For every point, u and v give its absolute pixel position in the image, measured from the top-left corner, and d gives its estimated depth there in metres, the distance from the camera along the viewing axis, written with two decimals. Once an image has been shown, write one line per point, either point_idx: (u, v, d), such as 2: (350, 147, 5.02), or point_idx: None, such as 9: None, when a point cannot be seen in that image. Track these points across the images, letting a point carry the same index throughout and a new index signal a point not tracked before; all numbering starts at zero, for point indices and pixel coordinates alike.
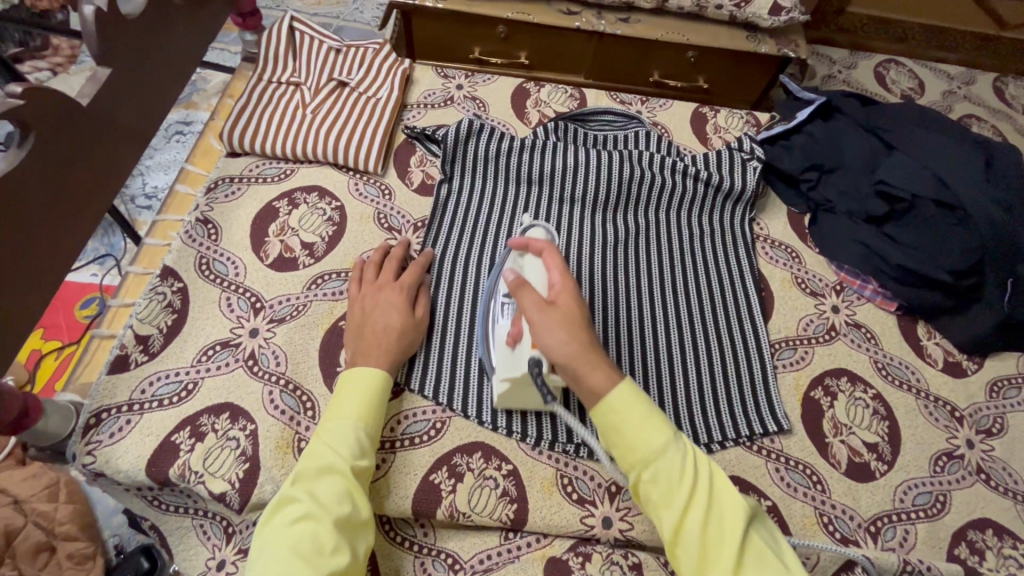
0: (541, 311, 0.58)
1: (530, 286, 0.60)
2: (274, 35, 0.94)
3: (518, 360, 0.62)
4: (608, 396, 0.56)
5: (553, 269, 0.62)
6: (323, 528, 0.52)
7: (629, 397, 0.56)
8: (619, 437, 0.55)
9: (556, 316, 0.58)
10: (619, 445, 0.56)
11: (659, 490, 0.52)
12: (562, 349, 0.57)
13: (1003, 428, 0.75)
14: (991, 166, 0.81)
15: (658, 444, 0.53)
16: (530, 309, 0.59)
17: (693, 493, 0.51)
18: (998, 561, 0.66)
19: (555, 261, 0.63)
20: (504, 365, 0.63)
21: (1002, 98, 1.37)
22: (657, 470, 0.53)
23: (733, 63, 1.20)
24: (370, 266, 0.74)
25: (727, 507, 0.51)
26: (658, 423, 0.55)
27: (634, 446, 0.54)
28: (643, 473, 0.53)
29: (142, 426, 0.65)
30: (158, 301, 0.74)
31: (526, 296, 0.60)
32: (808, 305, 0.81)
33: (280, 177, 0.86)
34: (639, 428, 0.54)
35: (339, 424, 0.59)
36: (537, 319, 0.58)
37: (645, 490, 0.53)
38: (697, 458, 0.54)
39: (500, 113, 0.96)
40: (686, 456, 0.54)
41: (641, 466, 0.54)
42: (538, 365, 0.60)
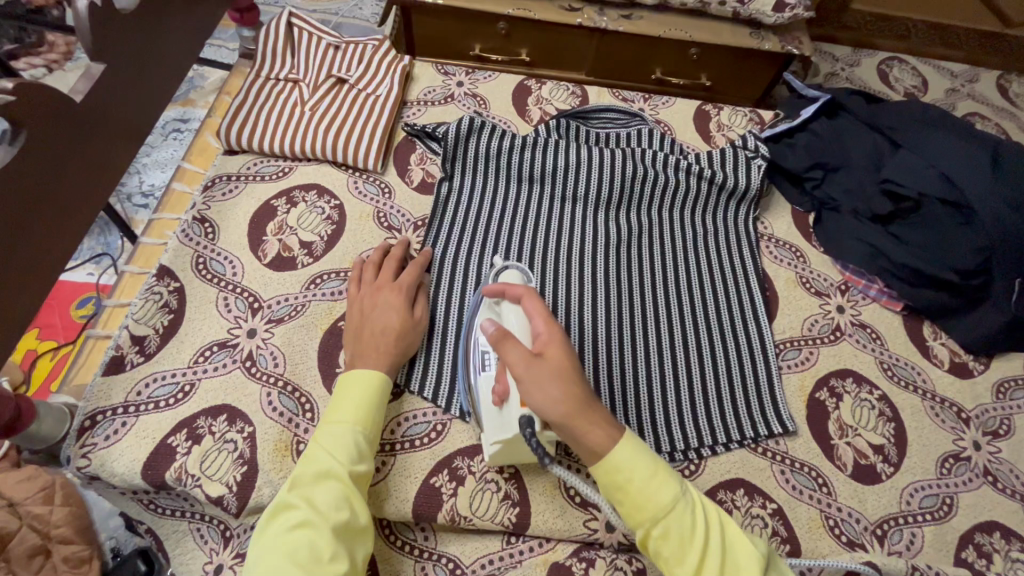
0: (530, 367, 0.54)
1: (513, 337, 0.56)
2: (272, 31, 0.93)
3: (507, 420, 0.59)
4: (611, 454, 0.52)
5: (536, 315, 0.58)
6: (321, 536, 0.51)
7: (633, 451, 0.52)
8: (626, 496, 0.52)
9: (543, 371, 0.54)
10: (625, 502, 0.52)
11: (670, 548, 0.50)
12: (555, 408, 0.52)
13: (1010, 429, 0.75)
14: (999, 163, 0.80)
15: (667, 501, 0.50)
16: (518, 366, 0.54)
17: (706, 552, 0.49)
18: (1006, 564, 0.65)
19: (538, 307, 0.59)
20: (494, 426, 0.61)
21: (1005, 96, 1.37)
22: (668, 528, 0.50)
23: (737, 60, 1.19)
24: (369, 266, 0.72)
25: (741, 561, 0.49)
26: (665, 476, 0.52)
27: (643, 505, 0.51)
28: (653, 531, 0.50)
29: (138, 429, 0.64)
30: (155, 301, 0.73)
31: (512, 349, 0.55)
32: (813, 305, 0.81)
33: (278, 175, 0.85)
34: (647, 485, 0.51)
35: (337, 428, 0.58)
36: (524, 375, 0.54)
37: (656, 548, 0.51)
38: (707, 509, 0.51)
39: (501, 111, 0.95)
40: (696, 510, 0.51)
41: (649, 524, 0.51)
42: (530, 424, 0.56)
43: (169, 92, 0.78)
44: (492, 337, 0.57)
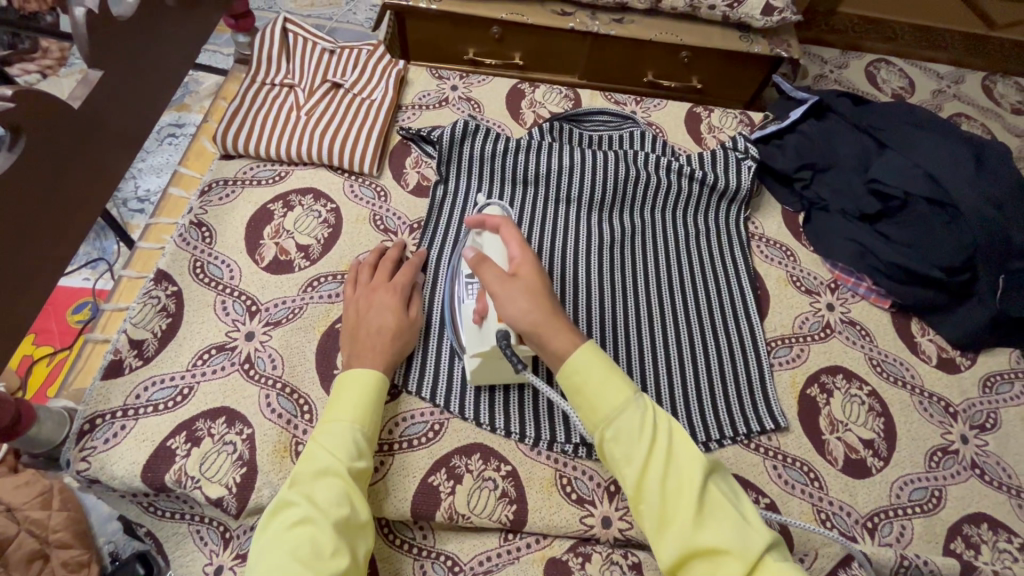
0: (505, 284, 0.60)
1: (490, 260, 0.62)
2: (267, 36, 0.94)
3: (486, 335, 0.63)
4: (573, 358, 0.57)
5: (512, 242, 0.64)
6: (322, 532, 0.51)
7: (590, 357, 0.57)
8: (583, 400, 0.56)
9: (515, 286, 0.60)
10: (583, 406, 0.56)
11: (621, 446, 0.53)
12: (526, 319, 0.58)
13: (996, 422, 0.76)
14: (983, 162, 0.82)
15: (618, 403, 0.54)
16: (495, 283, 0.61)
17: (652, 447, 0.52)
18: (994, 554, 0.67)
19: (513, 235, 0.65)
20: (472, 341, 0.65)
21: (991, 96, 1.39)
22: (618, 426, 0.53)
23: (726, 63, 1.20)
24: (365, 267, 0.73)
25: (687, 462, 0.51)
26: (620, 382, 0.56)
27: (597, 405, 0.55)
28: (606, 431, 0.54)
29: (137, 432, 0.65)
30: (153, 305, 0.73)
31: (488, 271, 0.61)
32: (803, 303, 0.82)
33: (274, 179, 0.85)
34: (601, 388, 0.55)
35: (336, 426, 0.59)
36: (500, 293, 0.60)
37: (608, 448, 0.54)
38: (659, 414, 0.54)
39: (495, 114, 0.96)
40: (648, 413, 0.54)
41: (602, 424, 0.54)
42: (506, 337, 0.61)
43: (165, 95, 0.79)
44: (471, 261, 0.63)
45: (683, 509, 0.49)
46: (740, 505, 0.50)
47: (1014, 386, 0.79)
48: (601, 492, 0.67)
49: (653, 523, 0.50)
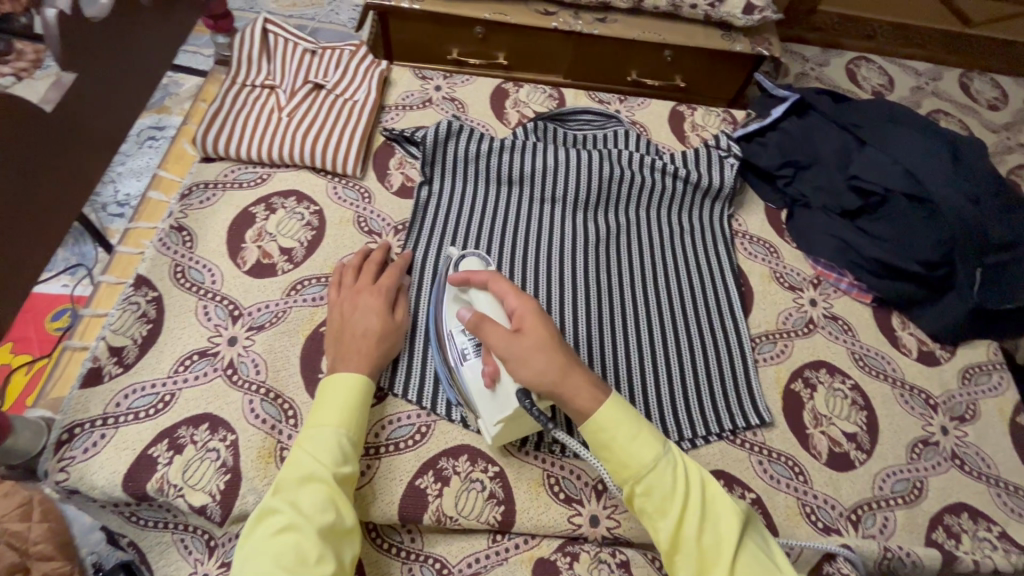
0: (513, 345, 0.58)
1: (490, 320, 0.60)
2: (247, 37, 0.92)
3: (505, 397, 0.61)
4: (597, 413, 0.56)
5: (507, 295, 0.61)
6: (306, 538, 0.51)
7: (616, 411, 0.56)
8: (611, 454, 0.56)
9: (524, 346, 0.58)
10: (610, 459, 0.56)
11: (653, 502, 0.54)
12: (546, 377, 0.57)
13: (976, 414, 0.77)
14: (959, 158, 0.84)
15: (649, 459, 0.54)
16: (501, 345, 0.58)
17: (686, 504, 0.53)
18: (974, 543, 0.68)
19: (505, 287, 0.62)
20: (490, 410, 0.62)
21: (968, 92, 1.41)
22: (650, 483, 0.54)
23: (709, 62, 1.21)
24: (349, 270, 0.73)
25: (720, 516, 0.53)
26: (648, 436, 0.56)
27: (627, 461, 0.55)
28: (637, 487, 0.54)
29: (117, 440, 0.64)
30: (132, 311, 0.72)
31: (491, 332, 0.59)
32: (786, 299, 0.83)
33: (255, 182, 0.84)
34: (631, 443, 0.55)
35: (320, 432, 0.59)
36: (509, 353, 0.58)
37: (640, 503, 0.55)
38: (688, 467, 0.55)
39: (479, 115, 0.96)
40: (677, 467, 0.55)
41: (633, 480, 0.55)
42: (527, 396, 0.59)
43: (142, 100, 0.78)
44: (470, 322, 0.61)
45: (721, 566, 0.51)
46: (772, 555, 0.53)
47: (992, 377, 0.81)
48: (588, 491, 0.67)
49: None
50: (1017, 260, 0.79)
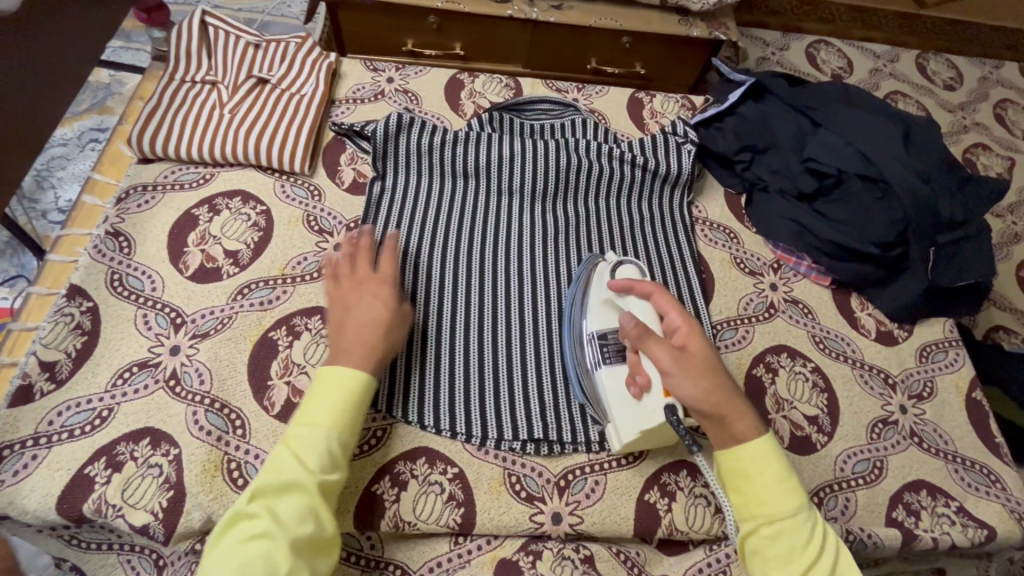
0: (678, 361, 0.58)
1: (654, 334, 0.60)
2: (184, 30, 0.88)
3: (650, 409, 0.61)
4: (747, 446, 0.56)
5: (671, 310, 0.62)
6: (278, 549, 0.50)
7: (767, 452, 0.56)
8: (747, 487, 0.55)
9: (691, 363, 0.58)
10: (744, 494, 0.55)
11: (775, 549, 0.53)
12: (705, 398, 0.57)
13: (933, 391, 0.78)
14: (909, 138, 0.84)
15: (791, 507, 0.54)
16: (665, 359, 0.58)
17: (815, 563, 0.52)
18: (933, 520, 0.69)
19: (666, 301, 0.63)
20: (631, 419, 0.62)
21: (925, 72, 1.43)
22: (784, 529, 0.53)
23: (669, 46, 1.20)
24: (345, 260, 0.68)
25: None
26: (794, 487, 0.55)
27: (764, 500, 0.54)
28: (764, 528, 0.54)
29: (50, 461, 0.60)
30: (65, 323, 0.68)
31: (655, 346, 0.59)
32: (746, 285, 0.82)
33: (197, 182, 0.81)
34: (775, 488, 0.54)
35: (305, 435, 0.56)
36: (671, 368, 0.58)
37: (759, 544, 0.54)
38: (826, 532, 0.54)
39: (433, 106, 0.93)
40: (815, 526, 0.54)
41: (764, 521, 0.54)
42: (675, 412, 0.59)
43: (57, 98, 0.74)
44: (631, 334, 0.61)
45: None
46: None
47: (948, 354, 0.81)
48: (551, 487, 0.65)
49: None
50: (969, 238, 0.79)
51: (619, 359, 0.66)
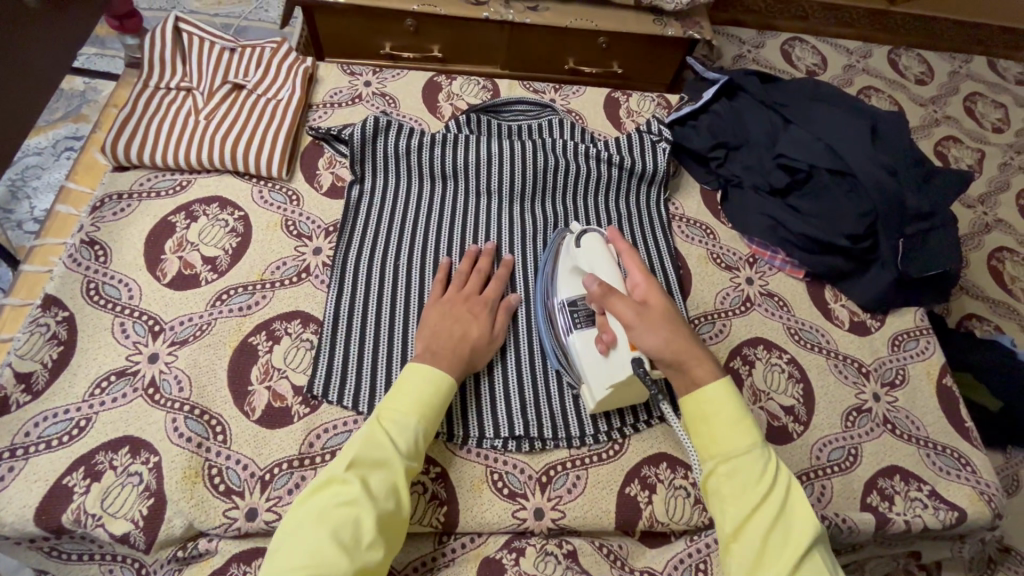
0: (642, 317, 0.60)
1: (618, 293, 0.61)
2: (157, 37, 0.87)
3: (617, 364, 0.62)
4: (705, 390, 0.58)
5: (633, 269, 0.64)
6: (366, 519, 0.52)
7: (725, 395, 0.57)
8: (704, 428, 0.57)
9: (653, 317, 0.60)
10: (703, 435, 0.58)
11: (730, 484, 0.54)
12: (668, 348, 0.58)
13: (905, 378, 0.80)
14: (877, 134, 0.87)
15: (744, 443, 0.55)
16: (628, 313, 0.60)
17: (766, 497, 0.53)
18: (906, 503, 0.70)
19: (633, 260, 0.65)
20: (601, 376, 0.64)
21: (897, 68, 1.46)
22: (736, 466, 0.55)
23: (644, 46, 1.22)
24: (458, 275, 0.73)
25: (797, 521, 0.52)
26: (748, 428, 0.56)
27: (719, 440, 0.56)
28: (720, 466, 0.56)
29: (27, 473, 0.60)
30: (41, 334, 0.68)
31: (617, 303, 0.61)
32: (723, 279, 0.84)
33: (174, 189, 0.81)
34: (729, 427, 0.56)
35: (399, 420, 0.58)
36: (634, 324, 0.59)
37: (716, 482, 0.56)
38: (781, 470, 0.55)
39: (411, 109, 0.94)
40: (769, 464, 0.55)
41: (719, 460, 0.56)
42: (642, 364, 0.60)
43: (23, 106, 0.73)
44: (596, 294, 0.62)
45: (782, 562, 0.50)
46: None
47: (919, 342, 0.84)
48: (533, 484, 0.66)
49: (742, 565, 0.52)
50: (936, 228, 0.82)
51: (588, 322, 0.68)
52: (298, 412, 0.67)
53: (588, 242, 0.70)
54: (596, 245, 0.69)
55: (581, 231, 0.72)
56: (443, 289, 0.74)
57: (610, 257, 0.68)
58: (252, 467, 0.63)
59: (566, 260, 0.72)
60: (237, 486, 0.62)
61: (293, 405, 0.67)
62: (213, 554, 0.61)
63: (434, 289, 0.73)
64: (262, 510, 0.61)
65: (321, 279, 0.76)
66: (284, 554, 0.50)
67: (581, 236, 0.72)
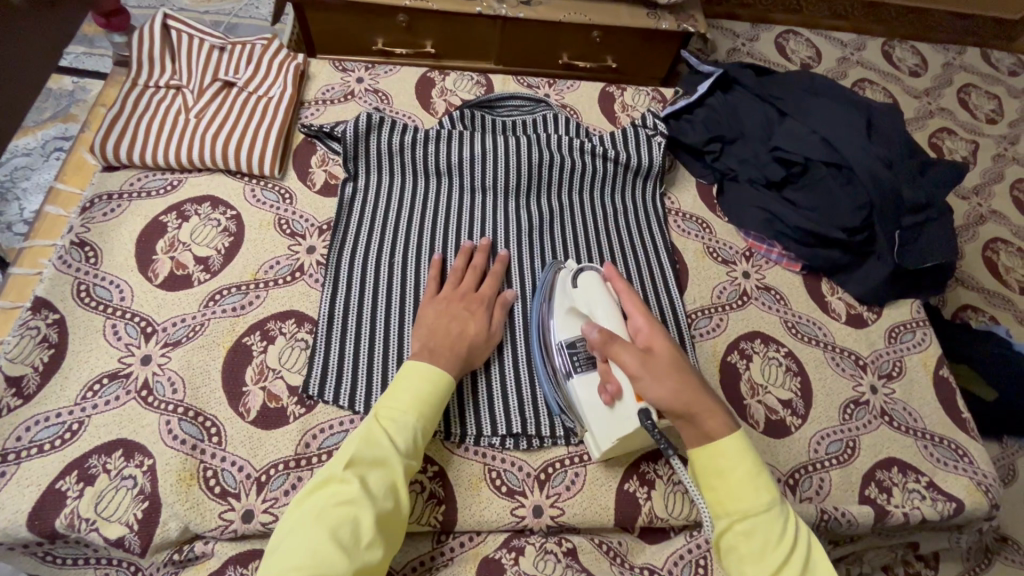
0: (646, 365, 0.58)
1: (620, 340, 0.60)
2: (145, 34, 0.86)
3: (624, 417, 0.61)
4: (719, 441, 0.56)
5: (634, 313, 0.63)
6: (365, 519, 0.52)
7: (740, 450, 0.55)
8: (720, 484, 0.55)
9: (657, 365, 0.58)
10: (718, 491, 0.55)
11: (749, 546, 0.52)
12: (676, 400, 0.56)
13: (902, 370, 0.80)
14: (871, 126, 0.87)
15: (763, 503, 0.53)
16: (633, 364, 0.58)
17: (786, 561, 0.51)
18: (904, 495, 0.71)
19: (634, 304, 0.64)
20: (608, 428, 0.63)
21: (892, 59, 1.46)
22: (755, 526, 0.53)
23: (638, 40, 1.21)
24: (454, 274, 0.73)
25: None
26: (765, 485, 0.54)
27: (736, 498, 0.54)
28: (737, 524, 0.54)
29: (18, 478, 0.59)
30: (31, 337, 0.67)
31: (620, 350, 0.59)
32: (720, 274, 0.83)
33: (165, 189, 0.80)
34: (746, 484, 0.54)
35: (397, 419, 0.58)
36: (640, 371, 0.58)
37: (734, 542, 0.53)
38: (798, 526, 0.54)
39: (404, 106, 0.93)
40: (787, 523, 0.53)
41: (736, 518, 0.54)
42: (649, 416, 0.58)
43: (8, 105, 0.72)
44: (597, 342, 0.61)
45: None
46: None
47: (916, 334, 0.84)
48: (531, 481, 0.66)
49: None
50: (931, 220, 0.82)
51: (589, 365, 0.66)
52: (294, 412, 0.66)
53: (585, 281, 0.68)
54: (594, 284, 0.67)
55: (577, 268, 0.71)
56: (438, 287, 0.73)
57: (608, 295, 0.67)
58: (248, 468, 0.63)
59: (562, 298, 0.71)
60: (232, 487, 0.61)
61: (289, 406, 0.66)
62: (211, 556, 0.61)
63: (429, 287, 0.73)
64: (259, 512, 0.60)
65: (316, 279, 0.75)
66: (281, 555, 0.49)
67: (578, 273, 0.70)
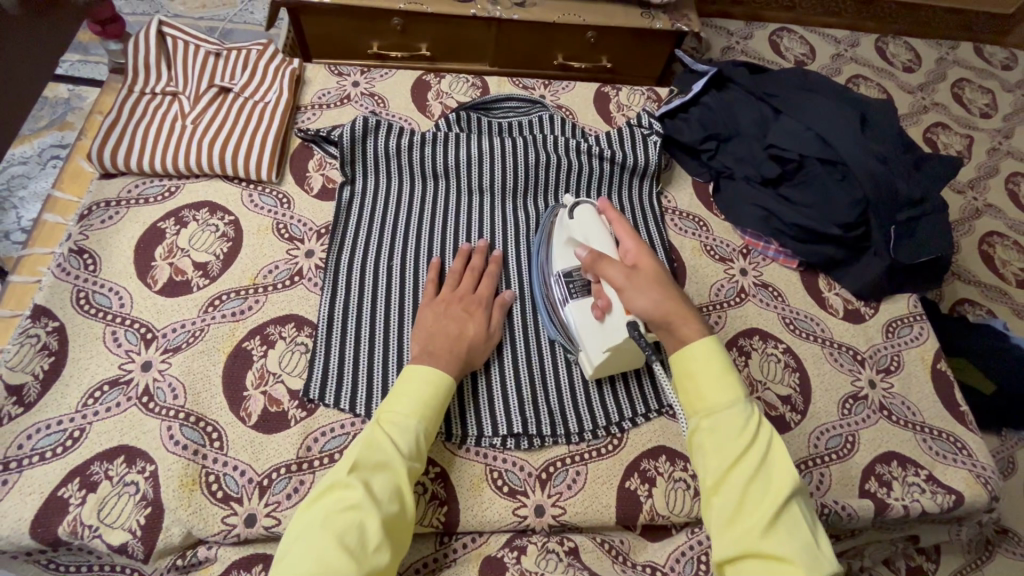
0: (631, 279, 0.60)
1: (607, 258, 0.62)
2: (141, 41, 0.86)
3: (613, 329, 0.63)
4: (688, 347, 0.57)
5: (623, 235, 0.64)
6: (371, 522, 0.52)
7: (709, 352, 0.56)
8: (691, 385, 0.56)
9: (643, 279, 0.60)
10: (689, 392, 0.56)
11: (714, 440, 0.53)
12: (658, 309, 0.58)
13: (900, 365, 0.81)
14: (866, 122, 0.87)
15: (727, 398, 0.54)
16: (619, 277, 0.60)
17: (747, 451, 0.52)
18: (904, 489, 0.71)
19: (624, 229, 0.65)
20: (598, 340, 0.65)
21: (886, 55, 1.46)
22: (719, 421, 0.54)
23: (632, 39, 1.21)
24: (451, 275, 0.73)
25: (777, 473, 0.51)
26: (733, 383, 0.55)
27: (705, 396, 0.55)
28: (704, 422, 0.55)
29: (21, 485, 0.59)
30: (31, 345, 0.67)
31: (607, 267, 0.61)
32: (717, 271, 0.84)
33: (162, 196, 0.80)
34: (714, 381, 0.55)
35: (399, 421, 0.58)
36: (626, 286, 0.60)
37: (699, 438, 0.55)
38: (763, 422, 0.54)
39: (401, 108, 0.93)
40: (750, 418, 0.53)
41: (703, 415, 0.55)
42: (637, 327, 0.60)
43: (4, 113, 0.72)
44: (586, 260, 0.63)
45: (760, 514, 0.49)
46: (814, 530, 0.50)
47: (914, 328, 0.84)
48: (533, 481, 0.66)
49: (721, 519, 0.51)
50: (925, 215, 0.83)
51: (584, 293, 0.69)
52: (295, 416, 0.66)
53: (581, 214, 0.69)
54: (589, 216, 0.68)
55: (574, 203, 0.71)
56: (437, 289, 0.73)
57: (604, 226, 0.67)
58: (250, 473, 0.63)
59: (562, 232, 0.73)
60: (235, 492, 0.62)
61: (290, 410, 0.67)
62: (214, 560, 0.61)
63: (426, 289, 0.73)
64: (262, 516, 0.61)
65: (314, 282, 0.76)
66: (289, 561, 0.49)
67: (574, 208, 0.71)
